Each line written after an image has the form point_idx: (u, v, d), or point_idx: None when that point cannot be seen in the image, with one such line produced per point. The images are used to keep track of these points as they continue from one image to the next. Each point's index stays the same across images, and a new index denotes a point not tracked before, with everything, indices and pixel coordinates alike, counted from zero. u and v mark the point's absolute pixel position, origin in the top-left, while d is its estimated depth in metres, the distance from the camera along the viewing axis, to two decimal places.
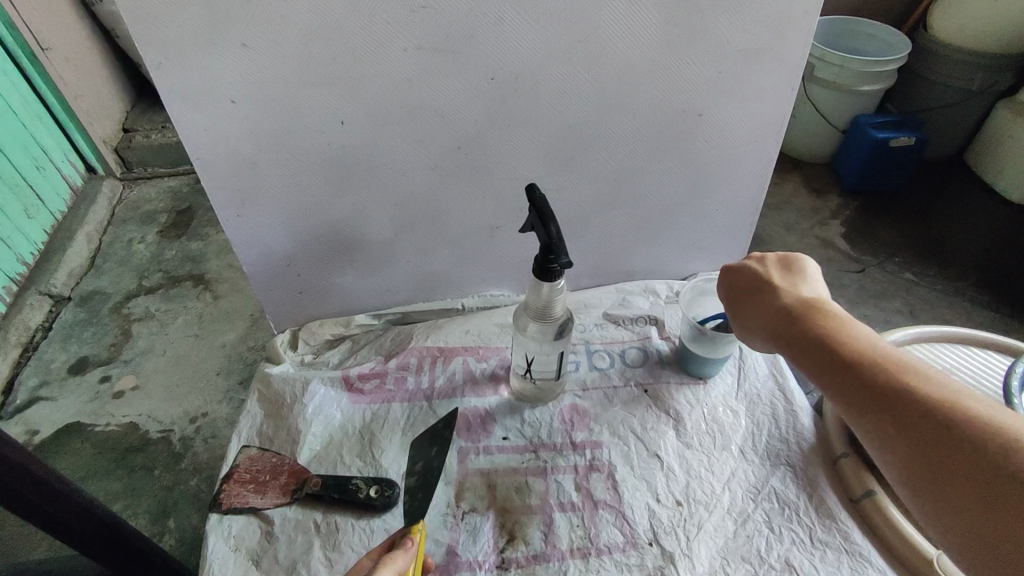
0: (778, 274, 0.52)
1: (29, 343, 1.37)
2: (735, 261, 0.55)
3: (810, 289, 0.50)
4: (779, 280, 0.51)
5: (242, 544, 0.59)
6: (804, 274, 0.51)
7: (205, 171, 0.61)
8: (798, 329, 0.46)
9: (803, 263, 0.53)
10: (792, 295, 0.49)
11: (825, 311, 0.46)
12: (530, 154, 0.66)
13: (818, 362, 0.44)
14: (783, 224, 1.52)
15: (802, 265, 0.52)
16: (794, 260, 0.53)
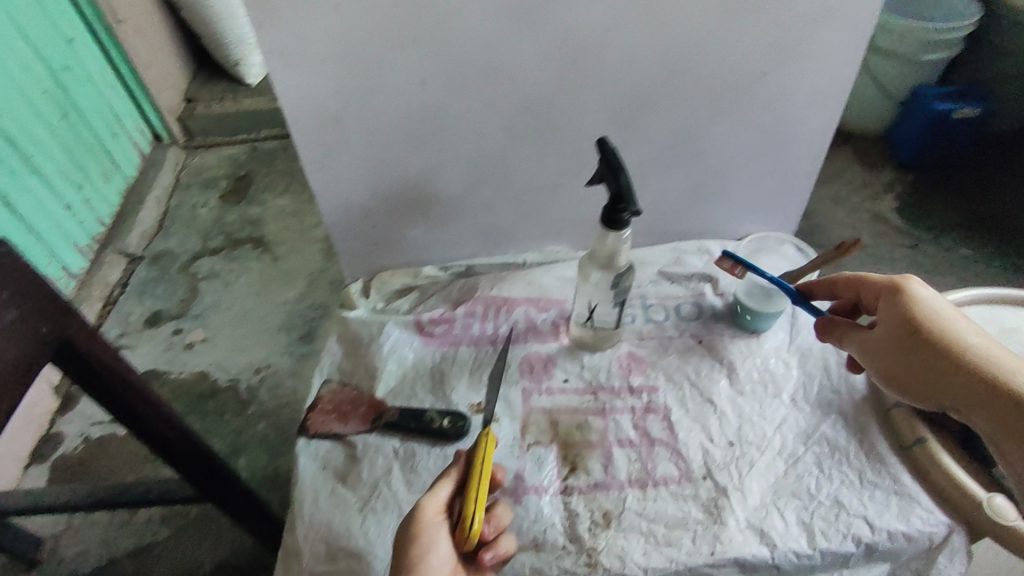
0: (891, 295, 0.57)
1: (108, 298, 1.48)
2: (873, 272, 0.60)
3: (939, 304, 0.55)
4: (896, 296, 0.56)
5: (329, 465, 0.65)
6: (913, 284, 0.56)
7: (296, 126, 0.65)
8: (915, 359, 0.54)
9: (908, 278, 0.57)
10: (921, 304, 0.55)
11: (944, 338, 0.53)
12: (598, 113, 0.69)
13: (937, 385, 0.53)
14: (832, 197, 1.51)
15: (907, 281, 0.57)
16: (899, 279, 0.57)
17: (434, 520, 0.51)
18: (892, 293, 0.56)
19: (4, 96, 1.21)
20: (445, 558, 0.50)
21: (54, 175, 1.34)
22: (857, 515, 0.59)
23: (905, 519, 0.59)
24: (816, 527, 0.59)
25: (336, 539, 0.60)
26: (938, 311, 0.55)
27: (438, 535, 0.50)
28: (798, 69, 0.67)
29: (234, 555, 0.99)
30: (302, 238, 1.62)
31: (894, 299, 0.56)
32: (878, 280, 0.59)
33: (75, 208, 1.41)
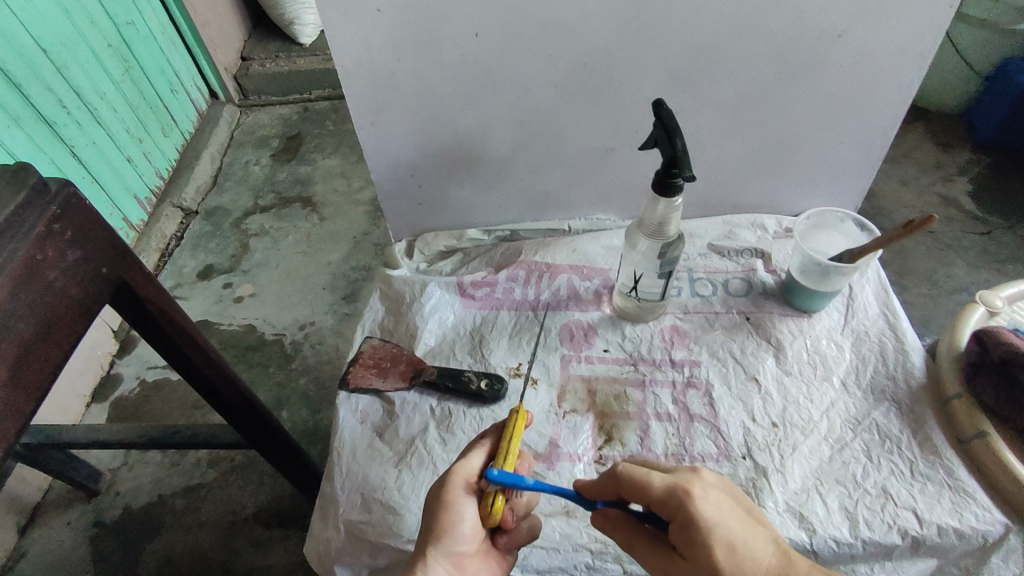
0: (675, 515, 0.48)
1: (165, 250, 1.53)
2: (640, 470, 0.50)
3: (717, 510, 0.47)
4: (684, 521, 0.47)
5: (367, 418, 0.67)
6: (700, 507, 0.47)
7: (347, 79, 0.65)
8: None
9: (691, 486, 0.48)
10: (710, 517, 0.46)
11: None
12: (656, 74, 0.66)
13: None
14: (899, 178, 1.42)
15: (691, 498, 0.47)
16: (681, 489, 0.47)
17: (466, 488, 0.51)
18: (684, 521, 0.47)
19: (72, 48, 1.25)
20: (472, 527, 0.51)
21: (117, 128, 1.38)
22: (905, 507, 0.57)
23: (958, 515, 0.56)
24: (860, 516, 0.57)
25: (371, 490, 0.61)
26: (737, 537, 0.46)
27: (468, 503, 0.50)
28: (878, 31, 0.62)
29: (275, 500, 1.03)
30: (349, 199, 1.64)
31: (685, 526, 0.47)
32: (658, 491, 0.48)
33: (136, 161, 1.46)
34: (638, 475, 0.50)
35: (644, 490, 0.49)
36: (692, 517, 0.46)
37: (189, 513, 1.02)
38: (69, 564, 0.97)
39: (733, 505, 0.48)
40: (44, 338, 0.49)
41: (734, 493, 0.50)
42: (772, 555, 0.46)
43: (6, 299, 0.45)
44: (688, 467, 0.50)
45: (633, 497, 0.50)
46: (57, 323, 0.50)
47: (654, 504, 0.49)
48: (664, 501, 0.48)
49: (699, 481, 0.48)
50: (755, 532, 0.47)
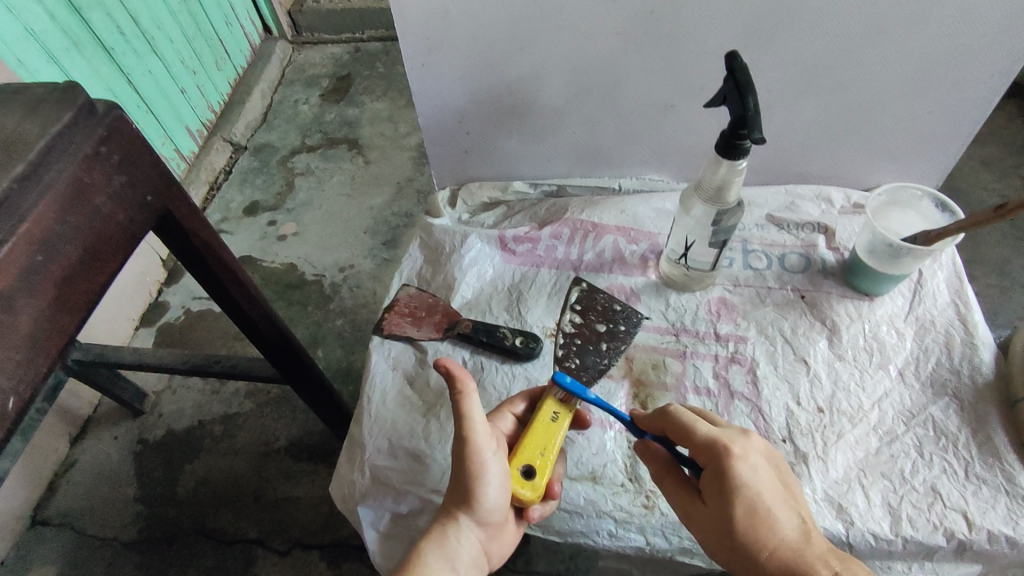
0: (712, 464, 0.48)
1: (214, 183, 1.55)
2: (686, 422, 0.49)
3: (756, 472, 0.47)
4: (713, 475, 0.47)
5: (399, 366, 0.66)
6: (739, 459, 0.47)
7: (400, 14, 0.61)
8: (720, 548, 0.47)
9: (734, 444, 0.47)
10: (748, 480, 0.46)
11: (771, 542, 0.45)
12: (731, 23, 0.60)
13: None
14: (980, 157, 1.32)
15: (731, 455, 0.47)
16: (724, 444, 0.47)
17: (487, 447, 0.48)
18: (718, 468, 0.47)
19: None
20: (500, 492, 0.49)
21: (172, 57, 1.38)
22: (954, 509, 0.54)
23: (1012, 522, 0.52)
24: (904, 514, 0.54)
25: (398, 438, 0.61)
26: (767, 503, 0.46)
27: (494, 463, 0.48)
28: None
29: (306, 435, 1.06)
30: (395, 144, 1.62)
31: (716, 477, 0.47)
32: (700, 438, 0.48)
33: (189, 93, 1.46)
34: (686, 418, 0.50)
35: (686, 435, 0.49)
36: (726, 472, 0.46)
37: (226, 440, 1.06)
38: (114, 476, 1.02)
39: (770, 471, 0.48)
40: (88, 261, 0.49)
41: (778, 463, 0.50)
42: (795, 530, 0.46)
43: (52, 219, 0.45)
44: (737, 429, 0.50)
45: (675, 436, 0.50)
46: (102, 247, 0.50)
47: (693, 451, 0.49)
48: (702, 449, 0.48)
49: (742, 441, 0.48)
50: (783, 503, 0.47)
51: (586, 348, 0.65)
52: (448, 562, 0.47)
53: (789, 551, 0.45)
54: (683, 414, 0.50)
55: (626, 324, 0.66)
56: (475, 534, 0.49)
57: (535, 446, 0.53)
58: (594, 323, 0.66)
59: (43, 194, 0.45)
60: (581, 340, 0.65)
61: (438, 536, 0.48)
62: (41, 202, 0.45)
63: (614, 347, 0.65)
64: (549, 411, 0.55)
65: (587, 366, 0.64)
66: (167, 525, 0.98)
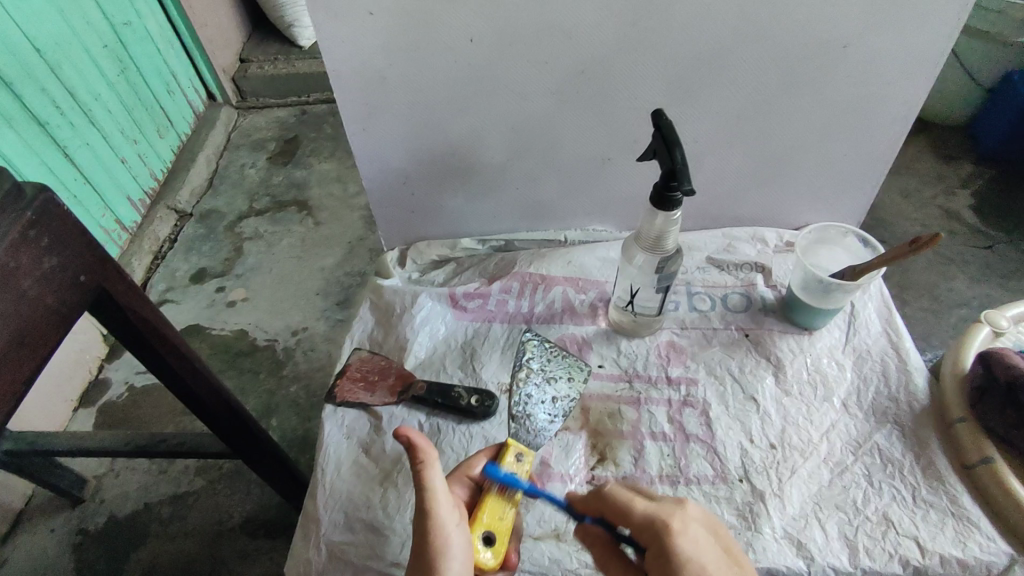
0: (650, 545, 0.45)
1: (158, 252, 1.51)
2: (619, 504, 0.47)
3: (695, 544, 0.44)
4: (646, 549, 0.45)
5: (353, 434, 0.65)
6: (678, 536, 0.44)
7: (339, 84, 0.63)
8: None
9: (671, 520, 0.45)
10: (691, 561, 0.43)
11: None
12: (655, 82, 0.64)
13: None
14: (900, 190, 1.41)
15: (670, 532, 0.44)
16: (661, 522, 0.45)
17: (450, 518, 0.46)
18: (659, 548, 0.44)
19: (65, 48, 1.23)
20: (465, 566, 0.46)
21: (111, 128, 1.36)
22: (907, 535, 0.55)
23: (961, 544, 0.54)
24: (861, 544, 0.55)
25: (355, 510, 0.59)
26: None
27: (457, 536, 0.46)
28: (884, 39, 0.61)
29: (262, 511, 1.01)
30: (345, 204, 1.62)
31: (660, 559, 0.44)
32: (636, 518, 0.46)
33: (131, 162, 1.44)
34: (622, 497, 0.47)
35: (624, 515, 0.47)
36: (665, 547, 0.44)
37: (174, 523, 1.00)
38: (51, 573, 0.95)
39: (713, 544, 0.45)
40: (16, 350, 0.47)
41: (720, 531, 0.47)
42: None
43: None
44: (674, 498, 0.47)
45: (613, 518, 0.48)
46: (30, 333, 0.48)
47: (633, 531, 0.46)
48: (641, 529, 0.45)
49: (681, 512, 0.46)
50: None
51: (534, 395, 0.66)
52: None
53: None
54: (613, 490, 0.48)
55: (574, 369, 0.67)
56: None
57: (497, 507, 0.52)
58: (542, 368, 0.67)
59: None
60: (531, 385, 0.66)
61: None
62: None
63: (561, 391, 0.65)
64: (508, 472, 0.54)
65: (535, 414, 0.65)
66: None
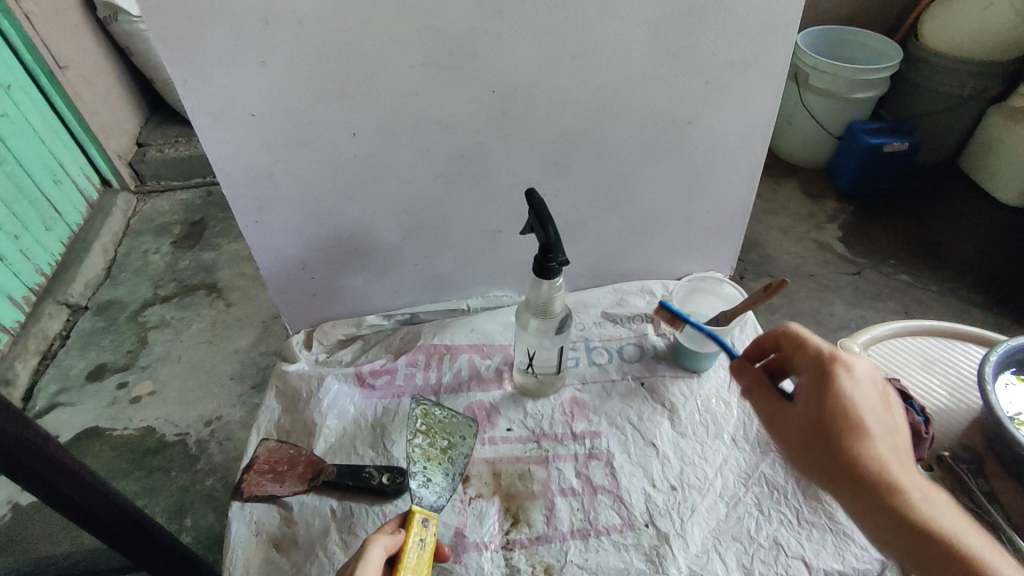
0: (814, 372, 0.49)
1: (48, 352, 1.42)
2: (811, 342, 0.51)
3: (859, 383, 0.48)
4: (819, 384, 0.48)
5: (262, 529, 0.63)
6: (852, 371, 0.48)
7: (226, 181, 0.65)
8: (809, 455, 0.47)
9: (848, 360, 0.49)
10: (846, 391, 0.47)
11: (864, 449, 0.45)
12: (530, 160, 0.70)
13: (850, 489, 0.45)
14: (779, 228, 1.56)
15: (840, 362, 0.49)
16: (837, 358, 0.49)
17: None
18: (823, 370, 0.48)
19: None
20: None
21: None
22: (795, 556, 0.60)
23: (841, 557, 0.59)
24: (756, 571, 0.59)
25: None
26: (861, 403, 0.46)
27: None
28: (720, 113, 0.70)
29: None
30: (257, 283, 1.59)
31: (817, 381, 0.48)
32: (815, 350, 0.50)
33: (11, 259, 1.37)
34: (806, 336, 0.52)
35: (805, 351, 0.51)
36: (826, 374, 0.48)
37: None
38: None
39: (871, 387, 0.48)
40: None
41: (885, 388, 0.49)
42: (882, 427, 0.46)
43: None
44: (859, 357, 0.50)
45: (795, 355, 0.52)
46: None
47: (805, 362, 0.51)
48: (817, 359, 0.50)
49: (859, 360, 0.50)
50: (871, 398, 0.47)
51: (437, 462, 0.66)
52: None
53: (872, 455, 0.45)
54: (827, 342, 0.50)
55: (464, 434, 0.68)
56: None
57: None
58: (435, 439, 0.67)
59: None
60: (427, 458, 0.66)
61: None
62: None
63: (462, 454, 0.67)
64: (417, 543, 0.54)
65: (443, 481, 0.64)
66: None
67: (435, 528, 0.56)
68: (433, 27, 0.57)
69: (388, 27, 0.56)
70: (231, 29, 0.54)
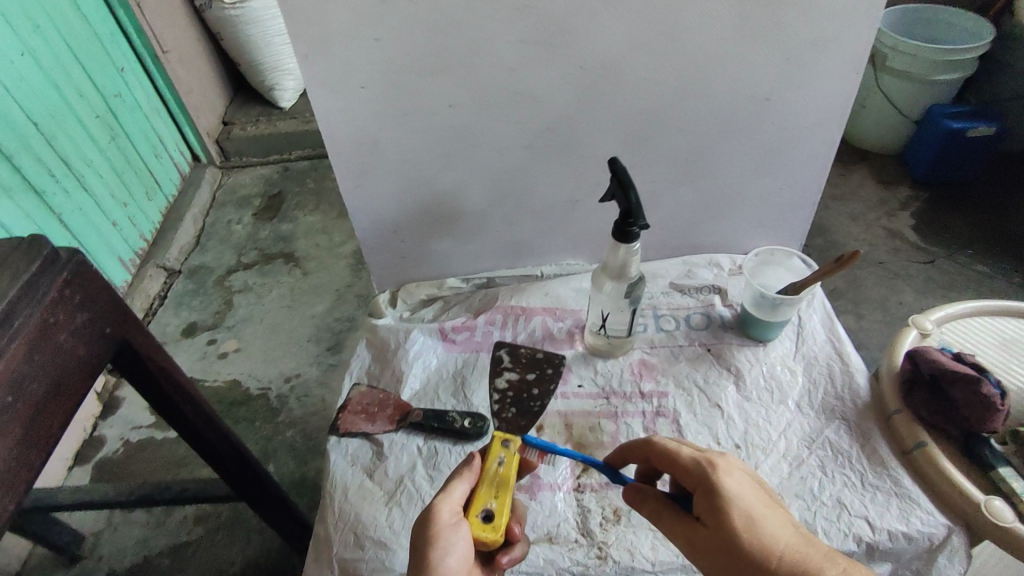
0: (699, 484, 0.52)
1: (149, 309, 1.56)
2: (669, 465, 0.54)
3: (734, 490, 0.50)
4: (704, 507, 0.51)
5: (358, 461, 0.70)
6: (725, 474, 0.51)
7: (333, 148, 0.71)
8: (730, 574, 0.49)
9: (718, 461, 0.52)
10: (735, 502, 0.50)
11: (773, 553, 0.47)
12: (612, 133, 0.73)
13: None
14: (848, 214, 1.54)
15: (716, 470, 0.51)
16: (709, 462, 0.52)
17: (448, 517, 0.53)
18: (706, 486, 0.51)
19: (59, 118, 1.30)
20: (461, 555, 0.51)
21: (104, 194, 1.43)
22: (858, 516, 0.62)
23: (906, 520, 0.61)
24: (820, 527, 0.61)
25: (363, 529, 0.64)
26: (758, 512, 0.49)
27: (451, 533, 0.52)
28: (800, 91, 0.72)
29: (264, 554, 1.03)
30: (331, 254, 1.69)
31: (706, 496, 0.51)
32: (686, 460, 0.53)
33: (121, 225, 1.51)
34: (671, 446, 0.55)
35: (673, 458, 0.54)
36: (714, 489, 0.50)
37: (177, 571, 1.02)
38: None
39: (756, 491, 0.51)
40: (54, 397, 0.55)
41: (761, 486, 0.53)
42: (791, 535, 0.48)
43: (21, 362, 0.52)
44: (717, 450, 0.54)
45: (663, 462, 0.55)
46: (66, 382, 0.56)
47: (683, 475, 0.54)
48: (691, 468, 0.53)
49: (727, 461, 0.53)
50: (779, 524, 0.49)
51: (521, 397, 0.72)
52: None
53: (793, 554, 0.47)
54: (710, 455, 0.53)
55: (550, 366, 0.75)
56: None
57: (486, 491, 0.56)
58: (523, 375, 0.74)
59: (11, 339, 0.51)
60: (514, 392, 0.72)
61: None
62: (9, 345, 0.51)
63: (545, 389, 0.73)
64: (497, 460, 0.58)
65: (524, 412, 0.70)
66: None
67: (517, 447, 0.59)
68: (532, 5, 0.61)
69: (490, 4, 0.61)
70: (351, 7, 0.60)
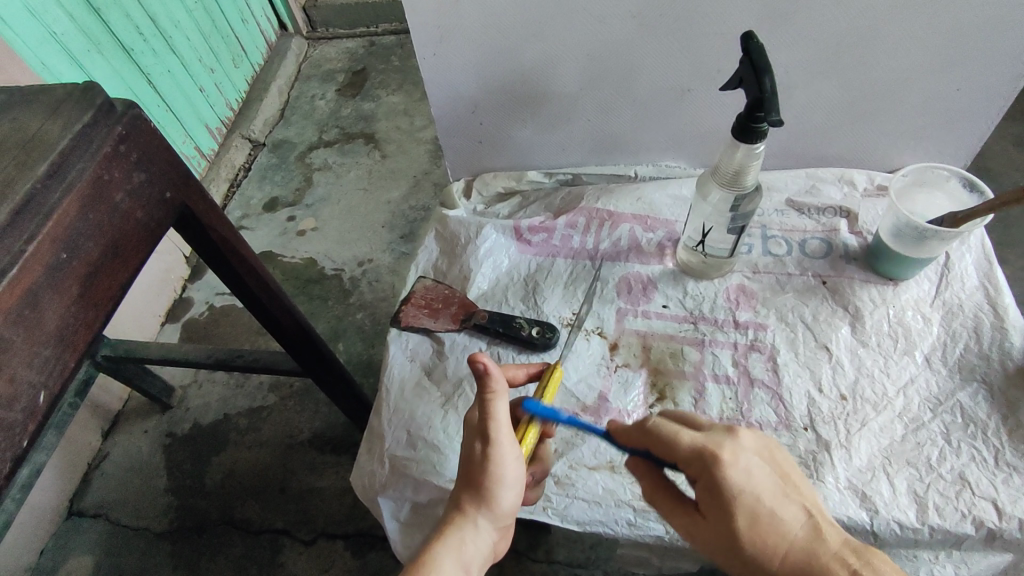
0: (700, 478, 0.45)
1: (234, 180, 1.57)
2: (669, 449, 0.46)
3: (747, 478, 0.44)
4: (711, 499, 0.44)
5: (417, 358, 0.67)
6: (728, 465, 0.44)
7: (410, 5, 0.61)
8: (732, 560, 0.45)
9: (721, 452, 0.44)
10: (743, 500, 0.43)
11: (779, 548, 0.43)
12: (747, 2, 0.58)
13: None
14: (1014, 137, 1.27)
15: (718, 464, 0.44)
16: (710, 454, 0.44)
17: (509, 446, 0.47)
18: (709, 481, 0.44)
19: None
20: (516, 492, 0.48)
21: (190, 56, 1.39)
22: (983, 497, 0.52)
23: None
24: (931, 502, 0.53)
25: (417, 429, 0.61)
26: (766, 505, 0.44)
27: (514, 468, 0.47)
28: None
29: (328, 428, 1.06)
30: (411, 138, 1.62)
31: (708, 491, 0.44)
32: (685, 451, 0.45)
33: (208, 91, 1.48)
34: (669, 430, 0.46)
35: (670, 448, 0.46)
36: (717, 485, 0.44)
37: (250, 432, 1.07)
38: (145, 469, 1.04)
39: (767, 473, 0.45)
40: (111, 257, 0.49)
41: (773, 457, 0.46)
42: (802, 528, 0.44)
43: (74, 217, 0.45)
44: (722, 427, 0.46)
45: (656, 450, 0.47)
46: (124, 243, 0.50)
47: (679, 462, 0.46)
48: (689, 461, 0.45)
49: (732, 445, 0.45)
50: (789, 518, 0.44)
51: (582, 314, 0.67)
52: (462, 567, 0.45)
53: (803, 555, 0.43)
54: (719, 446, 0.45)
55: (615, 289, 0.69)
56: (489, 538, 0.47)
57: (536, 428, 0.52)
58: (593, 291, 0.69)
59: (65, 192, 0.45)
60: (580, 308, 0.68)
61: (452, 543, 0.45)
62: (62, 200, 0.45)
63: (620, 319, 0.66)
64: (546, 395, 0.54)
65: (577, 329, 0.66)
66: (196, 514, 0.99)
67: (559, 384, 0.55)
68: None
69: None
70: None
